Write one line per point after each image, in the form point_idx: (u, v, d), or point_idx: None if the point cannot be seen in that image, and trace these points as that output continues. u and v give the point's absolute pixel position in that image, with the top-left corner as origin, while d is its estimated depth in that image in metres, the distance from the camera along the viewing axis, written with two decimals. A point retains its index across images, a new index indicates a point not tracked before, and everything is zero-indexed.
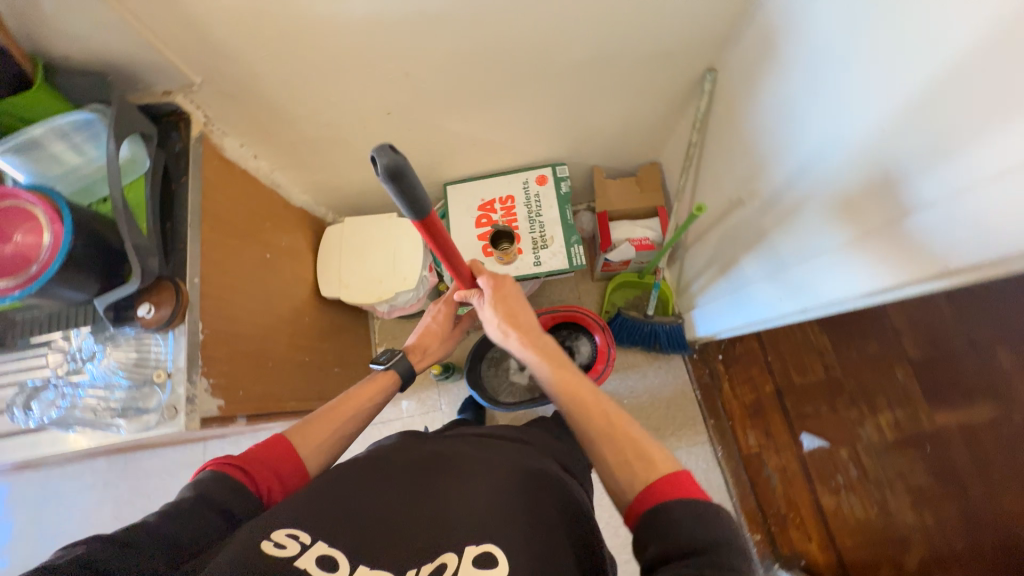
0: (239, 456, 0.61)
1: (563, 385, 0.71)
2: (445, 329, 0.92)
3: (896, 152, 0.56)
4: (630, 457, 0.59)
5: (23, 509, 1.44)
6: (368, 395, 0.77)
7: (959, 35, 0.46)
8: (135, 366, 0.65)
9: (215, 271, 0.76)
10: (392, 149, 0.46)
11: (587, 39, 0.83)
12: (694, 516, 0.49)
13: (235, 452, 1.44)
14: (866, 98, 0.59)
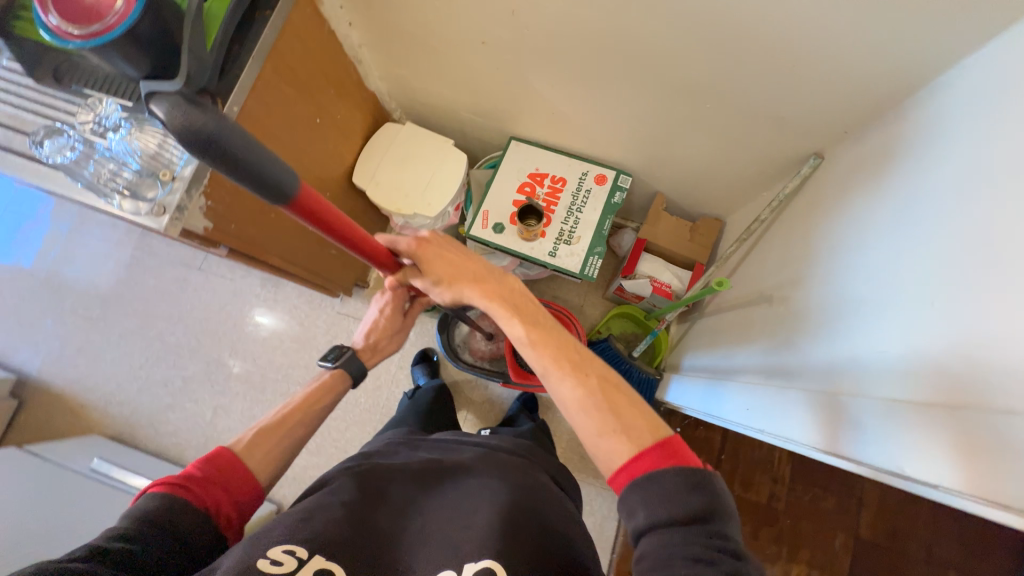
0: (186, 476, 0.58)
1: (533, 343, 0.63)
2: (394, 323, 0.91)
3: (947, 331, 0.50)
4: (616, 428, 0.54)
5: (48, 228, 1.62)
6: (317, 397, 0.77)
7: None
8: (149, 156, 0.69)
9: (258, 108, 0.78)
10: (184, 110, 0.43)
11: (705, 63, 0.76)
12: (690, 487, 0.48)
13: (226, 275, 1.55)
14: (962, 270, 0.51)
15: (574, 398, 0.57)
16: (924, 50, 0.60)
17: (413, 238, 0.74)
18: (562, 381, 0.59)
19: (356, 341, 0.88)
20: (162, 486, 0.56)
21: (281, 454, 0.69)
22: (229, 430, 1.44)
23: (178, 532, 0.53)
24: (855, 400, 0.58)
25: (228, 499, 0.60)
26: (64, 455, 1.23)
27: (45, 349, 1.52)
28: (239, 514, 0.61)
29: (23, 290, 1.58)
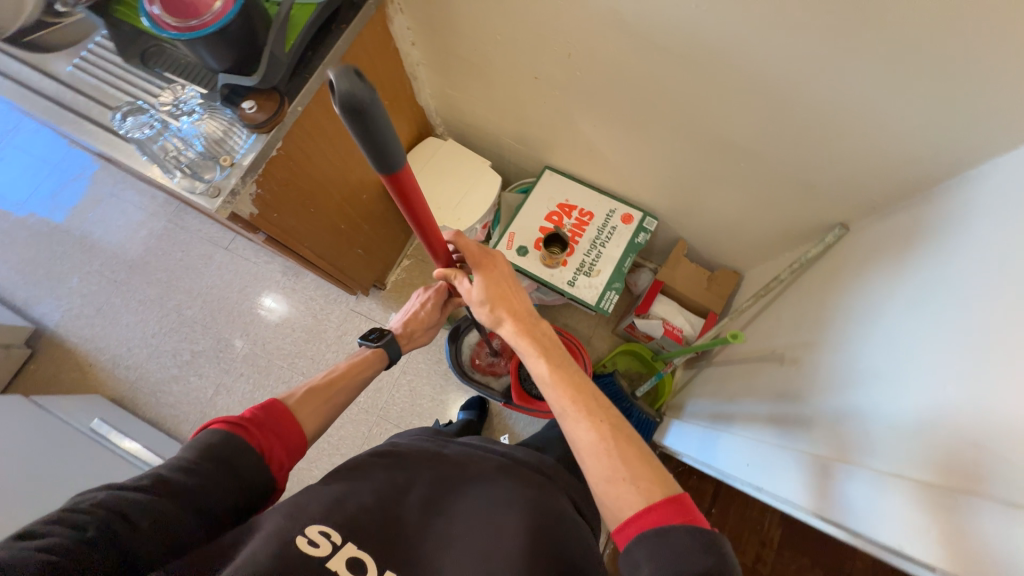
0: (245, 416, 0.62)
1: (555, 383, 0.69)
2: (432, 317, 0.96)
3: (939, 413, 0.52)
4: (626, 478, 0.58)
5: (93, 190, 1.69)
6: (357, 369, 0.82)
7: None
8: (214, 141, 0.74)
9: (319, 111, 0.84)
10: (356, 73, 0.40)
11: (743, 126, 0.81)
12: (696, 546, 0.51)
13: (251, 258, 1.60)
14: (973, 355, 0.52)
15: (590, 441, 0.62)
16: (955, 142, 0.63)
17: (481, 249, 0.82)
18: (578, 425, 0.64)
19: (395, 326, 0.92)
20: (222, 423, 0.59)
21: (324, 414, 0.73)
22: (227, 410, 1.45)
23: (234, 471, 0.57)
24: (863, 471, 0.58)
25: (280, 444, 0.63)
26: (66, 410, 1.25)
27: (65, 304, 1.57)
28: (288, 461, 0.64)
29: (56, 245, 1.63)
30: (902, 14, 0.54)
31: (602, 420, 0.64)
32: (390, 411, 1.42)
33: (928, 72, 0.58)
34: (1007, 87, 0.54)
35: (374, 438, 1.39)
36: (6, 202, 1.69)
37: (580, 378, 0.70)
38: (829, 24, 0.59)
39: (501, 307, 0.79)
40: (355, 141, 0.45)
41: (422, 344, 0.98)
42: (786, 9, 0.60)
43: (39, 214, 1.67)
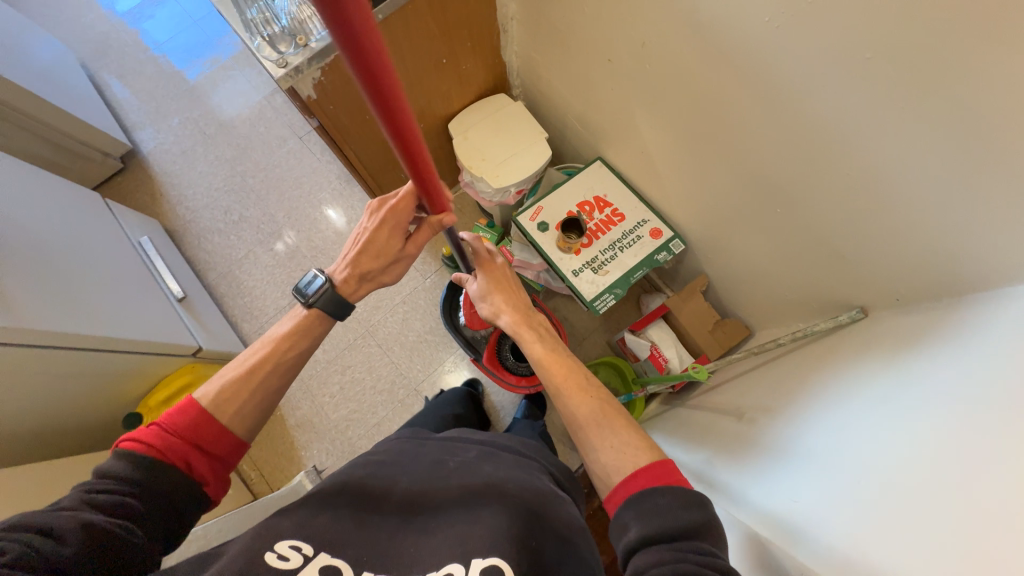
0: (149, 441, 0.58)
1: (550, 366, 0.78)
2: (388, 246, 0.78)
3: (859, 512, 0.53)
4: (614, 444, 0.64)
5: (216, 53, 1.90)
6: (288, 346, 0.73)
7: (969, 486, 0.44)
8: (298, 22, 0.82)
9: (398, 24, 0.89)
10: None
11: (790, 169, 0.76)
12: (676, 502, 0.53)
13: (317, 153, 1.73)
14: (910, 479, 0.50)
15: (583, 414, 0.70)
16: (995, 256, 0.56)
17: (486, 249, 0.89)
18: (575, 402, 0.71)
19: (339, 269, 0.78)
20: (132, 444, 0.58)
21: (253, 409, 0.68)
22: (248, 274, 1.61)
23: (161, 490, 0.57)
24: (779, 550, 0.59)
25: (201, 454, 0.61)
26: (126, 219, 1.44)
27: (161, 137, 1.79)
28: (220, 464, 0.64)
29: (172, 87, 1.86)
30: (977, 84, 0.49)
31: (590, 392, 0.72)
32: (378, 330, 1.51)
33: (986, 159, 0.52)
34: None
35: (356, 347, 1.50)
36: (150, 39, 1.94)
37: (570, 361, 0.79)
38: (900, 77, 0.55)
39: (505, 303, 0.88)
40: None
41: (385, 283, 0.84)
42: (861, 49, 0.56)
43: (170, 58, 1.90)
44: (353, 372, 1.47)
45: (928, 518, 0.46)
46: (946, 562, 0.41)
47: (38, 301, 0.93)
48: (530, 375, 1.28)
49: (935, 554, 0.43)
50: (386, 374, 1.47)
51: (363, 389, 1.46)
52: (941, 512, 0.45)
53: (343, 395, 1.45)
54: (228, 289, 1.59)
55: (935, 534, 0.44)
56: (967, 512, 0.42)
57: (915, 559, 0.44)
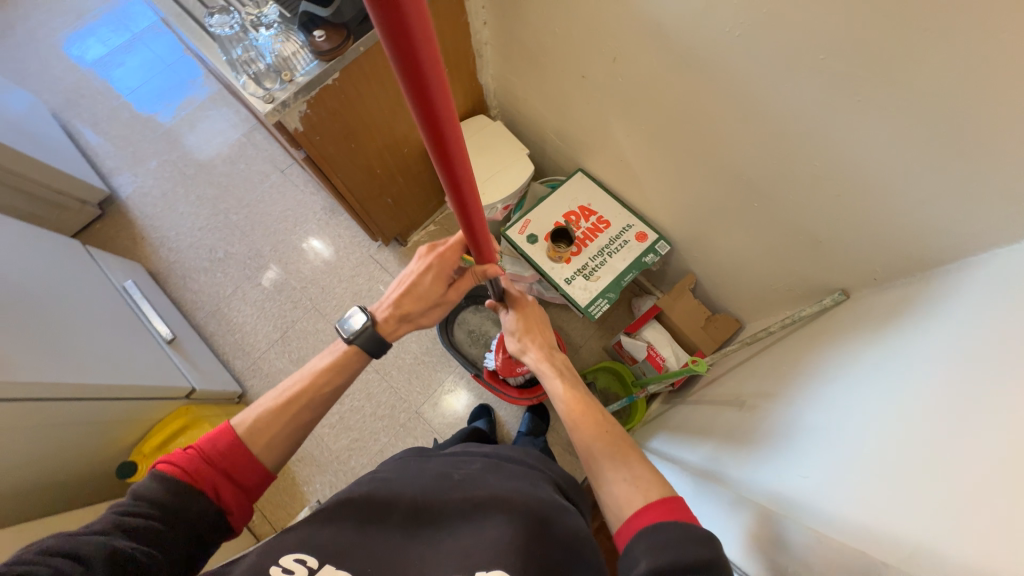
0: (184, 462, 0.58)
1: (568, 399, 0.78)
2: (432, 293, 0.81)
3: (856, 472, 0.55)
4: (628, 478, 0.63)
5: (192, 94, 1.91)
6: (324, 381, 0.71)
7: (952, 436, 0.47)
8: (282, 59, 0.85)
9: (379, 55, 0.92)
10: None
11: (762, 165, 0.81)
12: (687, 536, 0.51)
13: (300, 185, 1.74)
14: (905, 440, 0.52)
15: (599, 446, 0.69)
16: (962, 226, 0.61)
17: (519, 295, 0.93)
18: (592, 437, 0.71)
19: (381, 309, 0.79)
20: (168, 466, 0.58)
21: (284, 442, 0.67)
22: (237, 310, 1.59)
23: (189, 518, 0.56)
24: (786, 522, 0.60)
25: (231, 482, 0.61)
26: (108, 264, 1.41)
27: (139, 181, 1.78)
28: (245, 494, 0.62)
29: (149, 132, 1.86)
30: (920, 73, 0.54)
31: (609, 429, 0.72)
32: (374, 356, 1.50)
33: (939, 139, 0.57)
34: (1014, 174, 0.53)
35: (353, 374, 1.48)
36: (123, 85, 1.94)
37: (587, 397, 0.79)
38: (852, 73, 0.60)
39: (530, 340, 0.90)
40: None
41: (423, 325, 0.85)
42: (814, 50, 0.62)
43: (145, 102, 1.91)
44: (351, 401, 1.45)
45: (922, 473, 0.47)
46: (939, 509, 0.44)
47: (23, 352, 0.91)
48: (532, 386, 1.28)
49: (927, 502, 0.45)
50: (386, 399, 1.46)
51: (363, 417, 1.44)
52: (934, 465, 0.47)
53: (343, 424, 1.43)
54: (217, 328, 1.57)
55: (929, 488, 0.46)
56: (959, 463, 0.45)
57: (913, 513, 0.46)
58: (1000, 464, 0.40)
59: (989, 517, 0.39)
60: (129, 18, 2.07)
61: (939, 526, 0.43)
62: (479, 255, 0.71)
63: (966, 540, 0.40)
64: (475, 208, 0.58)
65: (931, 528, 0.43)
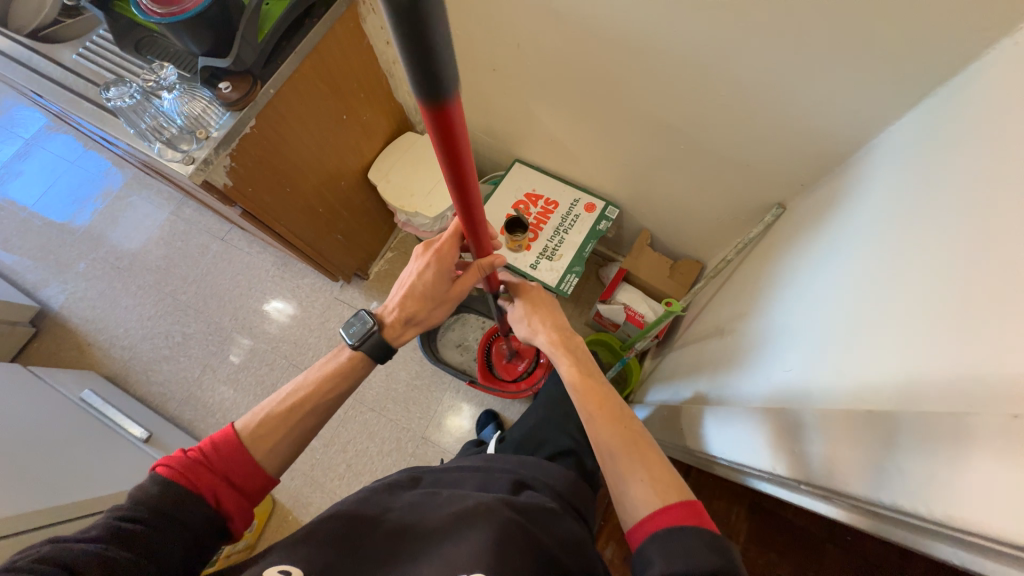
0: (185, 461, 0.59)
1: (584, 392, 0.76)
2: (434, 288, 0.79)
3: (830, 346, 0.60)
4: (645, 478, 0.63)
5: (105, 185, 1.82)
6: (326, 387, 0.71)
7: (903, 283, 0.52)
8: (194, 118, 0.83)
9: (292, 94, 0.93)
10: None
11: (676, 108, 0.87)
12: (706, 544, 0.53)
13: (245, 247, 1.69)
14: (874, 299, 0.56)
15: (614, 440, 0.69)
16: (857, 117, 0.69)
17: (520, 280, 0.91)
18: (607, 430, 0.70)
19: (386, 312, 0.78)
20: (166, 467, 0.58)
21: (286, 448, 0.66)
22: (211, 390, 1.52)
23: (185, 517, 0.55)
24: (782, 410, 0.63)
25: (231, 487, 0.61)
26: (58, 379, 1.32)
27: (70, 288, 1.67)
28: (245, 498, 0.62)
29: (67, 235, 1.75)
30: None
31: (628, 426, 0.71)
32: (366, 395, 1.47)
33: (816, 44, 0.64)
34: (882, 59, 0.61)
35: (349, 419, 1.44)
36: (27, 195, 1.82)
37: (605, 386, 0.77)
38: (723, 5, 0.66)
39: (541, 323, 0.87)
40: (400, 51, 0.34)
41: (431, 324, 0.83)
42: None
43: (57, 207, 1.80)
44: (355, 446, 1.41)
45: (898, 315, 0.50)
46: (902, 344, 0.48)
47: None
48: (527, 376, 1.30)
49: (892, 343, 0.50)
50: (389, 434, 1.43)
51: (371, 458, 1.40)
52: (906, 306, 0.50)
53: (353, 472, 1.39)
54: (195, 414, 1.49)
55: (904, 327, 0.49)
56: (926, 295, 0.48)
57: (897, 351, 0.48)
58: (946, 289, 0.45)
59: (962, 323, 0.42)
60: (16, 126, 1.95)
61: (906, 356, 0.47)
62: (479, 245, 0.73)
63: (951, 355, 0.42)
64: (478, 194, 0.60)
65: (916, 358, 0.46)
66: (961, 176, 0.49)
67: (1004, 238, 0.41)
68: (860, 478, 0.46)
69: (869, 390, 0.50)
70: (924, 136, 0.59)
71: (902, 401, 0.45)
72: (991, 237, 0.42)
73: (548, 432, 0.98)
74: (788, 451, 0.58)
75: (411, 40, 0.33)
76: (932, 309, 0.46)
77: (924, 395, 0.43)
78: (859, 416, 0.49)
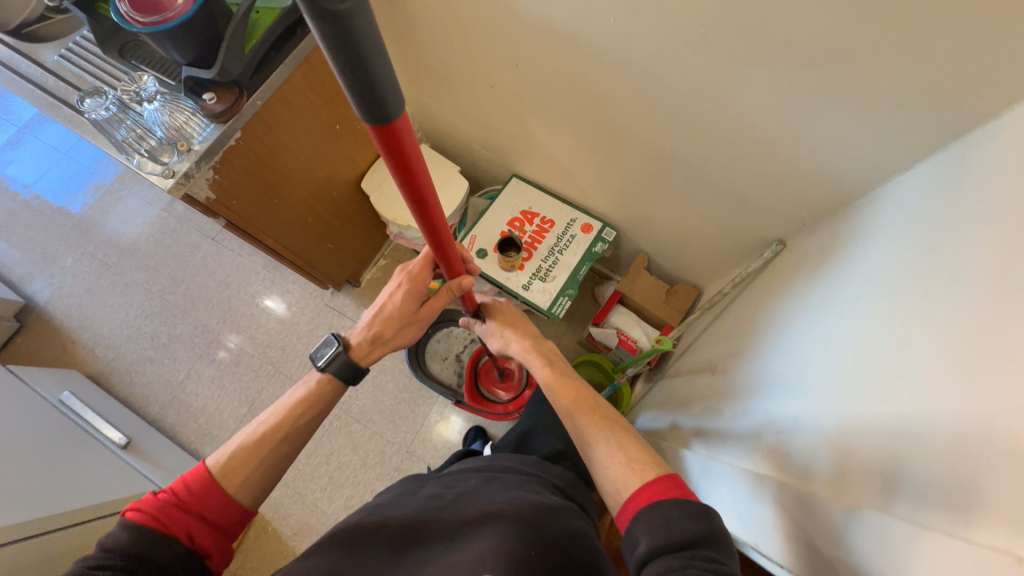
0: (158, 502, 0.56)
1: (557, 388, 0.73)
2: (405, 309, 0.76)
3: (827, 403, 0.56)
4: (621, 460, 0.60)
5: (96, 179, 1.78)
6: (300, 412, 0.67)
7: (910, 340, 0.48)
8: (175, 128, 0.81)
9: (280, 104, 0.89)
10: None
11: (677, 138, 0.84)
12: (689, 515, 0.50)
13: (235, 249, 1.66)
14: (867, 367, 0.53)
15: (591, 426, 0.66)
16: (865, 162, 0.66)
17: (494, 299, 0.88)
18: (584, 420, 0.67)
19: (353, 334, 0.74)
20: (137, 513, 0.55)
21: (262, 480, 0.63)
22: (195, 393, 1.50)
23: (157, 564, 0.52)
24: (775, 467, 0.60)
25: (206, 523, 0.57)
26: (38, 379, 1.30)
27: (56, 283, 1.64)
28: (222, 533, 0.59)
29: (56, 227, 1.72)
30: (786, 31, 0.58)
31: (603, 413, 0.68)
32: (352, 406, 1.44)
33: (827, 86, 0.61)
34: (893, 107, 0.58)
35: (333, 431, 1.42)
36: (16, 184, 1.79)
37: (579, 382, 0.74)
38: (730, 41, 0.63)
39: (512, 331, 0.83)
40: (339, 75, 0.32)
41: (400, 346, 0.79)
42: (692, 23, 0.64)
43: (46, 197, 1.76)
44: (339, 458, 1.39)
45: (900, 374, 0.48)
46: (904, 410, 0.45)
47: None
48: (516, 398, 1.28)
49: (893, 406, 0.47)
50: (373, 447, 1.40)
51: (354, 471, 1.38)
52: (897, 386, 0.47)
53: (335, 484, 1.36)
54: (178, 417, 1.47)
55: (891, 409, 0.47)
56: (919, 378, 0.45)
57: (898, 411, 0.46)
58: (954, 352, 0.42)
59: (966, 390, 0.40)
60: (9, 113, 1.91)
61: (909, 425, 0.44)
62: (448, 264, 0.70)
63: (940, 458, 0.40)
64: (440, 218, 0.57)
65: (904, 449, 0.44)
66: (966, 248, 0.46)
67: (1003, 335, 0.38)
68: (843, 570, 0.45)
69: (854, 475, 0.48)
70: (935, 194, 0.56)
71: (886, 502, 0.43)
72: (988, 329, 0.40)
73: (542, 435, 0.94)
74: (784, 524, 0.55)
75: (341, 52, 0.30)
76: (936, 371, 0.43)
77: (908, 495, 0.41)
78: (867, 491, 0.46)
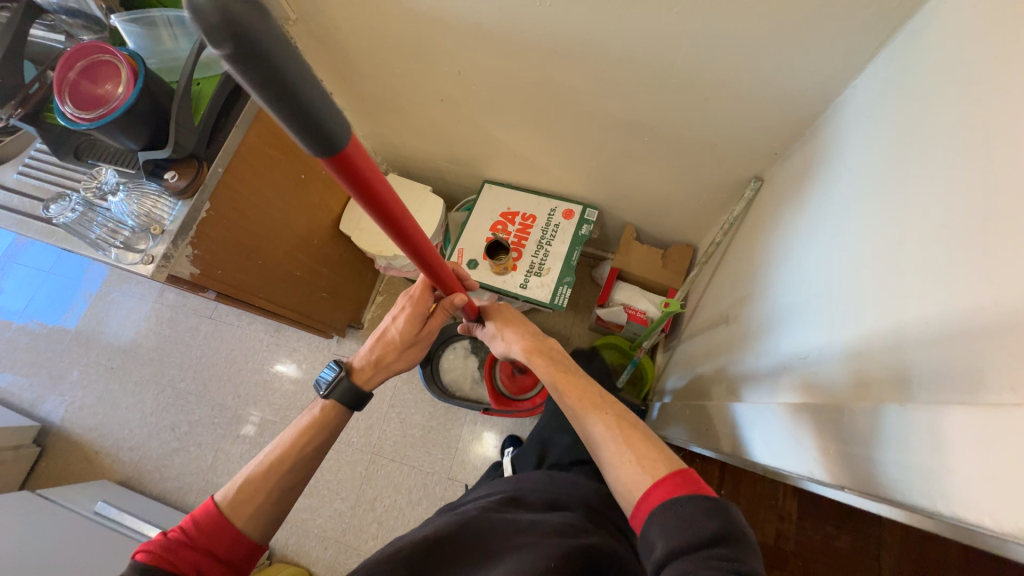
0: (169, 541, 0.54)
1: (562, 389, 0.70)
2: (409, 332, 0.76)
3: (844, 315, 0.55)
4: (631, 458, 0.57)
5: (89, 288, 1.78)
6: (307, 438, 0.66)
7: (906, 225, 0.48)
8: (146, 215, 0.81)
9: (242, 167, 0.90)
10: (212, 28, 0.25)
11: (629, 103, 0.84)
12: (702, 513, 0.48)
13: (234, 322, 1.65)
14: (872, 273, 0.52)
15: (600, 428, 0.63)
16: (816, 77, 0.67)
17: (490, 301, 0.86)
18: (588, 418, 0.65)
19: (355, 357, 0.73)
20: (146, 553, 0.52)
21: (271, 512, 0.61)
22: (228, 472, 1.48)
23: None
24: (804, 390, 0.58)
25: (215, 561, 0.56)
26: (70, 499, 1.30)
27: (69, 399, 1.64)
28: (231, 572, 0.57)
29: (56, 344, 1.72)
30: None
31: (608, 409, 0.65)
32: (384, 446, 1.43)
33: (758, 16, 0.61)
34: (827, 19, 0.58)
35: (372, 476, 1.40)
36: (10, 313, 1.80)
37: (583, 379, 0.71)
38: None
39: (514, 334, 0.80)
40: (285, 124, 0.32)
41: (404, 368, 0.78)
42: None
43: (41, 318, 1.77)
44: (383, 501, 1.37)
45: (905, 261, 0.47)
46: (914, 295, 0.45)
47: None
48: (540, 390, 1.26)
49: (904, 295, 0.46)
50: (415, 482, 1.38)
51: (401, 511, 1.35)
52: (905, 284, 0.47)
53: (386, 528, 1.34)
54: None
55: (905, 303, 0.46)
56: (926, 270, 0.44)
57: (915, 291, 0.45)
58: (952, 225, 0.42)
59: (970, 256, 0.40)
60: None
61: (925, 304, 0.43)
62: (433, 275, 0.69)
63: (952, 342, 0.40)
64: (419, 234, 0.56)
65: (916, 342, 0.44)
66: (946, 130, 0.45)
67: (1005, 206, 0.37)
68: (873, 470, 0.43)
69: (877, 380, 0.47)
70: (896, 86, 0.55)
71: (905, 398, 0.43)
72: (987, 201, 0.39)
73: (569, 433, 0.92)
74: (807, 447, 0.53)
75: (273, 90, 0.29)
76: (940, 250, 0.43)
77: (928, 385, 0.41)
78: (900, 387, 0.44)
